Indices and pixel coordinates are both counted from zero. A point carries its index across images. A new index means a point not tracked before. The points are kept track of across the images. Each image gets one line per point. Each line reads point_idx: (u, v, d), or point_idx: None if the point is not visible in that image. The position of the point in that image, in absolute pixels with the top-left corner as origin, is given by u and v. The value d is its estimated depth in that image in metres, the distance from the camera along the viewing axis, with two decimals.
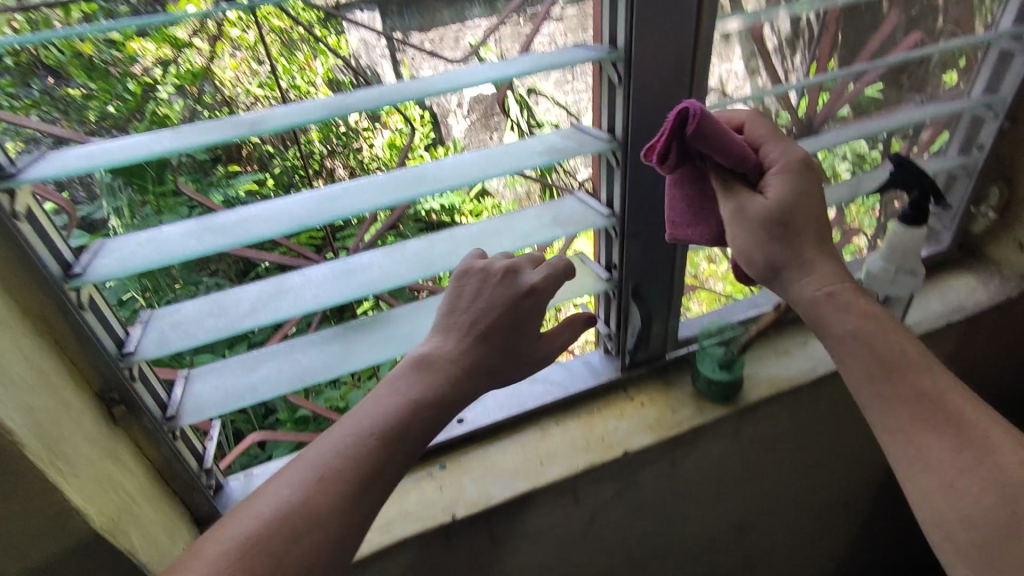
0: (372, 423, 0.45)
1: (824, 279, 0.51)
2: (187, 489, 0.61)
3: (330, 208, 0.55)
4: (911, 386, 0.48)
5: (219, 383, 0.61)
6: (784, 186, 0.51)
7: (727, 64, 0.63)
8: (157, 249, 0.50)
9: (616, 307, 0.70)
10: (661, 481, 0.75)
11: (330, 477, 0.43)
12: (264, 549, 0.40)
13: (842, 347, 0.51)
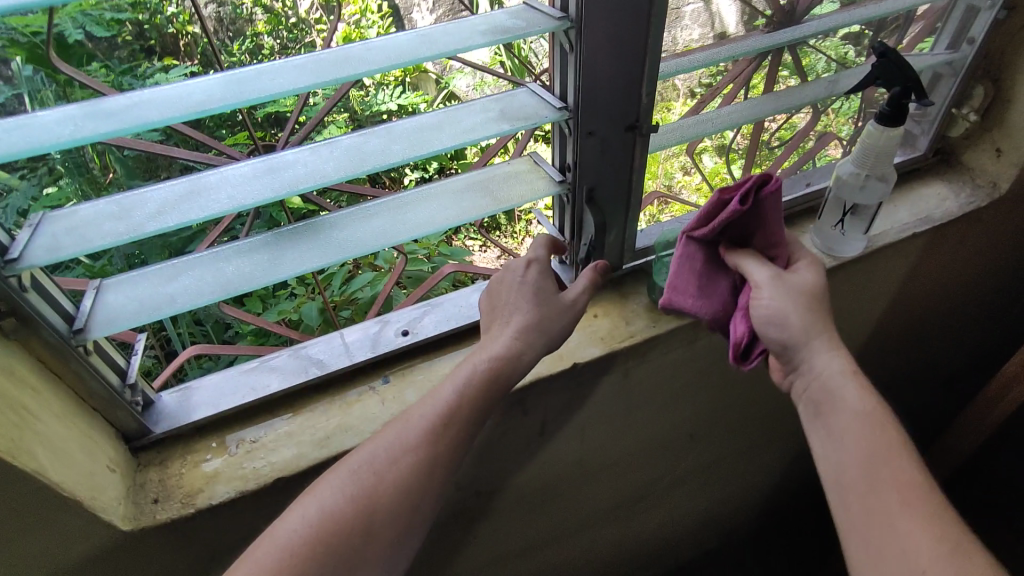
0: (430, 398, 0.55)
1: (832, 363, 0.52)
2: (107, 406, 0.57)
3: (237, 92, 0.47)
4: (881, 460, 0.48)
5: (135, 294, 0.56)
6: (811, 272, 0.56)
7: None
8: (28, 137, 0.43)
9: (571, 213, 0.66)
10: (610, 390, 0.75)
11: (395, 440, 0.54)
12: (337, 497, 0.51)
13: (821, 413, 0.51)
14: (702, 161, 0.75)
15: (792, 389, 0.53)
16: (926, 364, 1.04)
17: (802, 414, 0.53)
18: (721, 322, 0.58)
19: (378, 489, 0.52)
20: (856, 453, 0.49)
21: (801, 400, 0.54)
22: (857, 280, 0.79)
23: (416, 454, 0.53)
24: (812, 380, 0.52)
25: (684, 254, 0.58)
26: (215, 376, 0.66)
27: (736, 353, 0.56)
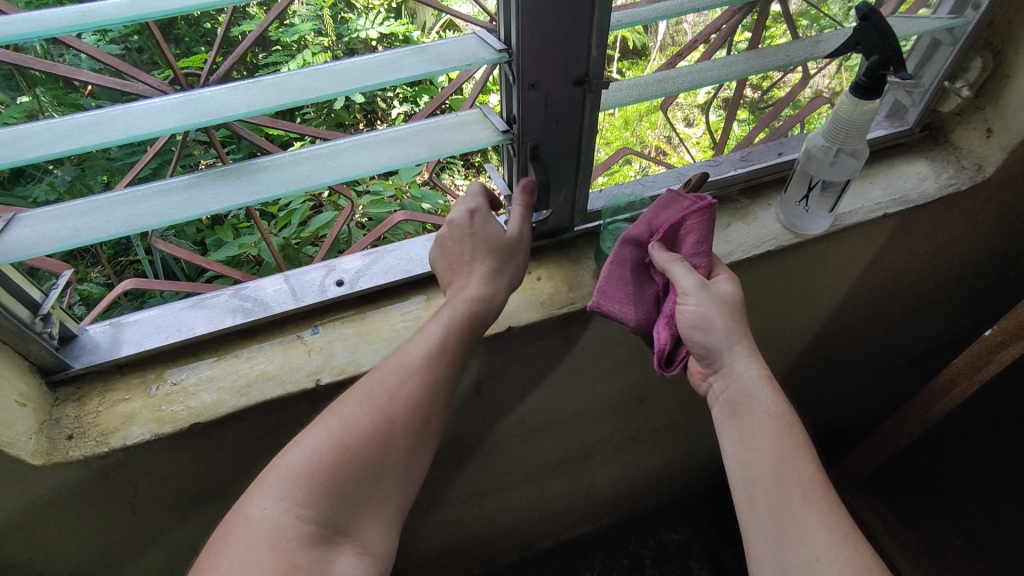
0: (416, 367, 0.53)
1: (742, 372, 0.55)
2: (18, 340, 0.55)
3: (132, 11, 0.44)
4: (785, 461, 0.52)
5: (44, 227, 0.53)
6: (729, 284, 0.58)
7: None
8: None
9: (517, 169, 0.63)
10: (551, 354, 0.74)
11: (387, 412, 0.51)
12: (319, 471, 0.48)
13: (736, 422, 0.55)
14: (706, 114, 0.73)
15: (715, 398, 0.57)
16: (893, 344, 1.03)
17: (721, 420, 0.56)
18: (647, 328, 0.60)
19: (394, 406, 0.52)
20: (764, 453, 0.53)
21: (720, 399, 0.57)
22: (820, 259, 0.76)
23: (426, 375, 0.53)
24: (731, 381, 0.56)
25: (615, 261, 0.61)
26: (145, 314, 0.64)
27: (660, 360, 0.58)
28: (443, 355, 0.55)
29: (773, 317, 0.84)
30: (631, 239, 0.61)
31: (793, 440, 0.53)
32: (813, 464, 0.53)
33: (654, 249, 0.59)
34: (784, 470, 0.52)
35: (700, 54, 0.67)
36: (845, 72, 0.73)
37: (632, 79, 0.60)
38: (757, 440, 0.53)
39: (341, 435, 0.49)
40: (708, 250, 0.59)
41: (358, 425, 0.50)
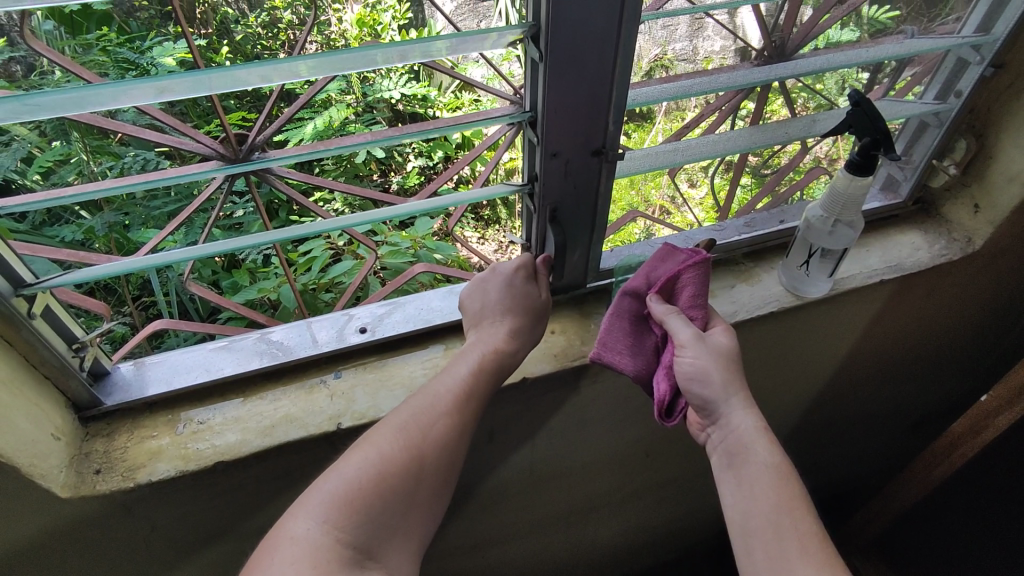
0: (432, 414, 0.56)
1: (740, 424, 0.58)
2: (58, 374, 0.58)
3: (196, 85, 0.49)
4: (785, 513, 0.54)
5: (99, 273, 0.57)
6: (724, 336, 0.61)
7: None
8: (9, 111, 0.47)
9: (535, 228, 0.68)
10: (561, 404, 0.77)
11: (406, 452, 0.54)
12: (342, 504, 0.50)
13: (735, 472, 0.57)
14: (709, 176, 0.77)
15: (714, 449, 0.59)
16: (893, 406, 1.05)
17: (721, 470, 0.58)
18: (646, 379, 0.63)
19: (424, 445, 0.54)
20: (763, 503, 0.54)
21: (718, 449, 0.59)
22: (821, 321, 0.79)
23: (455, 415, 0.56)
24: (729, 432, 0.58)
25: (616, 312, 0.64)
26: (174, 354, 0.68)
27: (660, 410, 0.60)
28: (469, 394, 0.58)
29: (776, 377, 0.87)
30: (630, 292, 0.65)
31: (790, 492, 0.55)
32: (810, 514, 0.54)
33: (653, 301, 0.62)
34: (783, 522, 0.53)
35: (706, 126, 0.71)
36: (842, 142, 0.78)
37: (641, 150, 0.66)
38: (755, 490, 0.55)
39: (366, 472, 0.52)
40: (704, 304, 0.62)
41: (380, 465, 0.52)
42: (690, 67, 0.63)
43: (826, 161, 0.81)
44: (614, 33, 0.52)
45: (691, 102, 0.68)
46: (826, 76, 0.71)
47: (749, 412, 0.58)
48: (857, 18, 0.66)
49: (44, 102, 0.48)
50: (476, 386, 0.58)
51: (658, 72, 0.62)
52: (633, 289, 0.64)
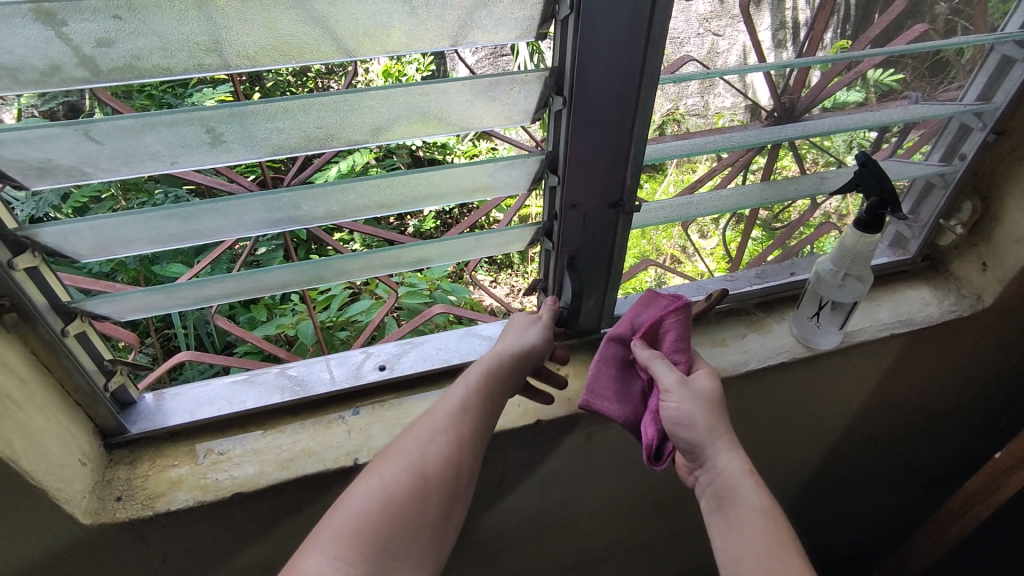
0: (441, 437, 0.56)
1: (725, 467, 0.56)
2: (89, 402, 0.60)
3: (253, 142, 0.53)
4: (777, 558, 0.51)
5: (147, 298, 0.60)
6: (708, 379, 0.61)
7: (753, 33, 0.61)
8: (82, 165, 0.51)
9: (552, 274, 0.71)
10: (574, 448, 0.78)
11: (419, 477, 0.54)
12: (357, 530, 0.51)
13: (725, 517, 0.55)
14: (720, 227, 0.80)
15: (700, 491, 0.58)
16: (905, 463, 1.04)
17: (709, 513, 0.57)
18: (635, 424, 0.64)
19: (426, 461, 0.55)
20: (752, 547, 0.52)
21: (705, 494, 0.57)
22: (832, 374, 0.80)
23: (453, 433, 0.57)
24: (715, 475, 0.56)
25: (603, 358, 0.67)
26: (196, 387, 0.70)
27: (649, 454, 0.61)
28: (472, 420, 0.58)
29: (786, 429, 0.87)
30: (616, 338, 0.67)
31: (780, 535, 0.53)
32: (802, 558, 0.52)
33: (637, 345, 0.64)
34: (772, 567, 0.51)
35: (719, 180, 0.75)
36: (851, 199, 0.82)
37: (657, 203, 0.69)
38: (744, 534, 0.53)
39: (376, 498, 0.53)
40: (687, 348, 0.64)
41: (385, 492, 0.53)
42: (701, 122, 0.66)
43: (835, 215, 0.84)
44: (634, 102, 0.57)
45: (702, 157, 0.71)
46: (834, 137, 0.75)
47: (736, 454, 0.57)
48: (860, 81, 0.70)
49: (105, 144, 0.49)
50: (472, 404, 0.59)
51: (670, 126, 0.65)
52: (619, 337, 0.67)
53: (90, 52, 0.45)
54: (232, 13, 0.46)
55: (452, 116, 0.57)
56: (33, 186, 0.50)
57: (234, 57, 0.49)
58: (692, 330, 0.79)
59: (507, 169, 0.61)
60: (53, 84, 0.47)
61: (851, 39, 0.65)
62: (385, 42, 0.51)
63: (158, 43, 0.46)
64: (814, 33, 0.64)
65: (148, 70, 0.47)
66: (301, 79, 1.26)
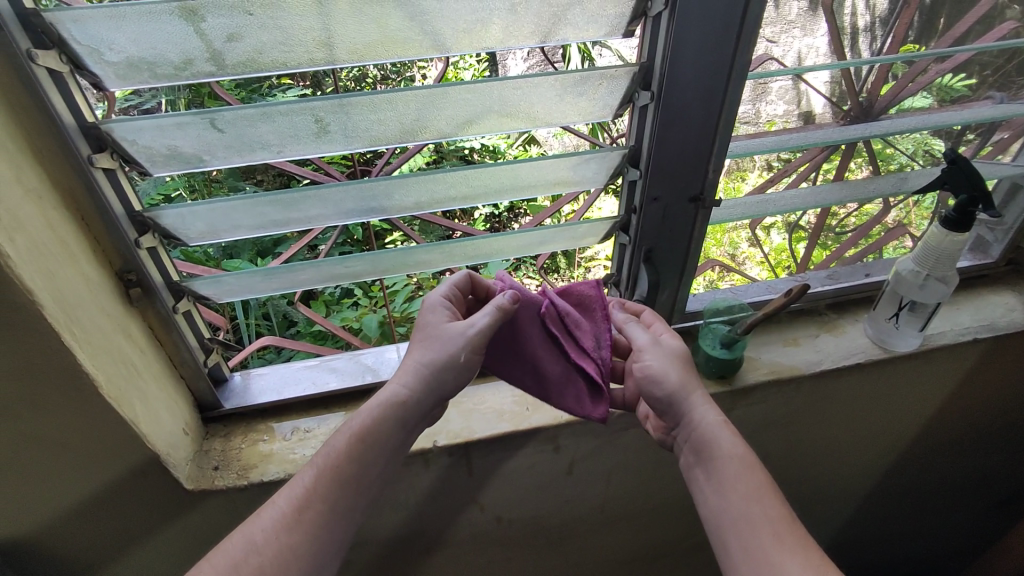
0: (305, 497, 0.53)
1: (699, 422, 0.59)
2: (192, 376, 0.65)
3: (356, 135, 0.57)
4: (750, 502, 0.54)
5: (246, 282, 0.63)
6: (672, 342, 0.63)
7: (808, 39, 0.61)
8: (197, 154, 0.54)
9: (627, 268, 0.72)
10: (643, 444, 0.79)
11: (291, 523, 0.52)
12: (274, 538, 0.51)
13: (705, 467, 0.58)
14: (768, 237, 0.80)
15: (683, 446, 0.61)
16: (976, 477, 1.00)
17: (693, 466, 0.60)
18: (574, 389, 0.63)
19: (294, 509, 0.52)
20: (733, 496, 0.55)
21: (687, 449, 0.61)
22: (908, 380, 0.79)
23: (320, 489, 0.53)
24: (693, 430, 0.60)
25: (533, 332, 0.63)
26: (281, 367, 0.73)
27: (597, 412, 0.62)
28: (338, 478, 0.54)
29: (856, 435, 0.86)
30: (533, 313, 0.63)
31: (758, 480, 0.56)
32: (779, 500, 0.55)
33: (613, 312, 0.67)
34: (752, 511, 0.54)
35: (788, 181, 0.73)
36: (914, 208, 0.80)
37: (733, 202, 0.70)
38: (725, 485, 0.56)
39: (277, 519, 0.52)
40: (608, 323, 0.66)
41: (278, 521, 0.52)
42: (751, 129, 0.66)
43: (895, 224, 0.81)
44: (722, 94, 0.58)
45: (751, 164, 0.70)
46: (895, 142, 0.73)
47: (708, 407, 0.60)
48: (931, 86, 0.69)
49: (227, 134, 0.53)
50: (336, 466, 0.54)
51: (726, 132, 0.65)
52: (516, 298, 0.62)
53: (220, 46, 0.48)
54: (347, 11, 0.49)
55: (540, 112, 0.59)
56: (155, 170, 0.54)
57: (342, 52, 0.52)
58: (762, 330, 0.79)
59: (588, 162, 0.63)
60: (184, 79, 0.50)
61: (914, 44, 0.64)
62: (482, 39, 0.54)
63: (279, 38, 0.49)
64: (896, 31, 0.63)
65: (267, 65, 0.51)
66: (359, 84, 1.30)
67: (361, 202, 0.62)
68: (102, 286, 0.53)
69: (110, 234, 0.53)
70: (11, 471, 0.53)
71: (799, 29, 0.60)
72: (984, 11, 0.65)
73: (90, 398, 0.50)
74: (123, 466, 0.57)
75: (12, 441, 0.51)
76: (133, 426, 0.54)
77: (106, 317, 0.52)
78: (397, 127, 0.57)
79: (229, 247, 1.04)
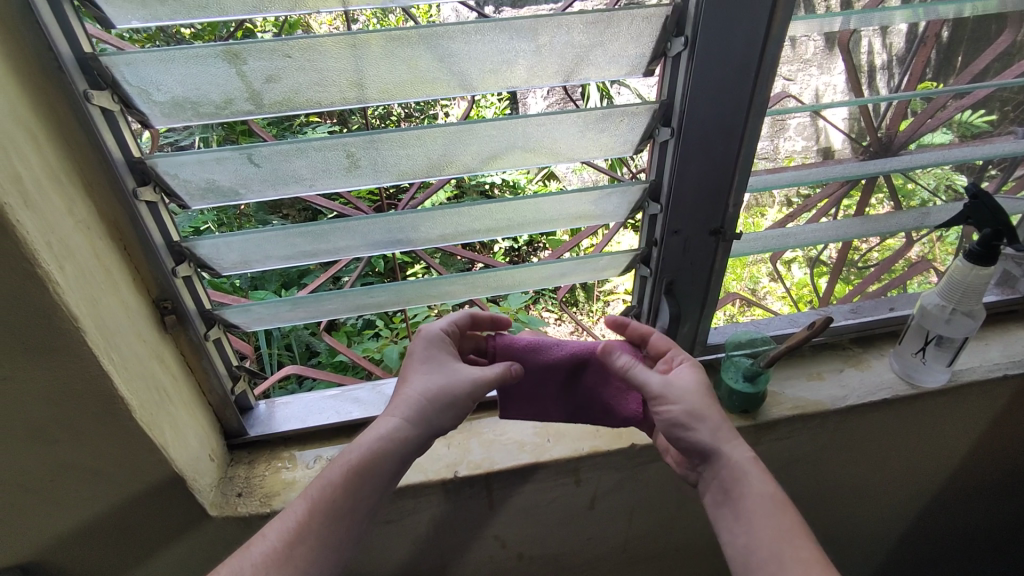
0: (295, 532, 0.52)
1: (732, 459, 0.57)
2: (220, 402, 0.66)
3: (383, 170, 0.59)
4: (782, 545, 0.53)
5: (274, 311, 0.65)
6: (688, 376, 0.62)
7: (825, 77, 0.62)
8: (231, 189, 0.57)
9: (648, 300, 0.73)
10: (666, 478, 0.78)
11: (278, 561, 0.50)
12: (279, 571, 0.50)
13: (737, 508, 0.57)
14: (790, 273, 0.79)
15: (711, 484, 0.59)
16: (1016, 521, 0.96)
17: (722, 505, 0.58)
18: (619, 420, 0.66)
19: (280, 543, 0.51)
20: (763, 537, 0.54)
21: (713, 484, 0.59)
22: (938, 417, 0.77)
23: (310, 523, 0.52)
24: (722, 466, 0.58)
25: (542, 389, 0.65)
26: (304, 396, 0.75)
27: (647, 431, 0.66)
28: (330, 511, 0.53)
29: (886, 474, 0.83)
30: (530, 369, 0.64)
31: (791, 521, 0.55)
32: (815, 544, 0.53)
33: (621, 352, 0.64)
34: (782, 552, 0.52)
35: (808, 216, 0.74)
36: (939, 243, 0.80)
37: (756, 236, 0.71)
38: (754, 523, 0.55)
39: (268, 553, 0.50)
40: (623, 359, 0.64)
41: (269, 556, 0.50)
42: (770, 164, 0.66)
43: (919, 259, 0.81)
44: (742, 129, 0.59)
45: (771, 200, 0.71)
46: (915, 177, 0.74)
47: (739, 444, 0.59)
48: (950, 121, 0.70)
49: (263, 167, 0.55)
50: (330, 501, 0.53)
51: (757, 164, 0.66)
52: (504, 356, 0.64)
53: (260, 86, 0.51)
54: (381, 54, 0.51)
55: (563, 147, 0.61)
56: (193, 204, 0.57)
57: (373, 91, 0.54)
58: (785, 364, 0.79)
59: (610, 196, 0.64)
60: (224, 117, 0.53)
61: (932, 82, 0.65)
62: (508, 78, 0.56)
63: (316, 78, 0.52)
64: (913, 68, 0.65)
65: (303, 103, 0.54)
66: (384, 121, 1.35)
67: (386, 235, 0.64)
68: (140, 314, 0.55)
69: (150, 264, 0.55)
70: (45, 495, 0.55)
71: (816, 67, 0.61)
72: (1001, 48, 0.66)
73: (125, 424, 0.51)
74: (150, 492, 0.58)
75: (48, 466, 0.52)
76: (163, 451, 0.55)
77: (142, 344, 0.54)
78: (423, 162, 0.60)
79: (256, 277, 1.07)
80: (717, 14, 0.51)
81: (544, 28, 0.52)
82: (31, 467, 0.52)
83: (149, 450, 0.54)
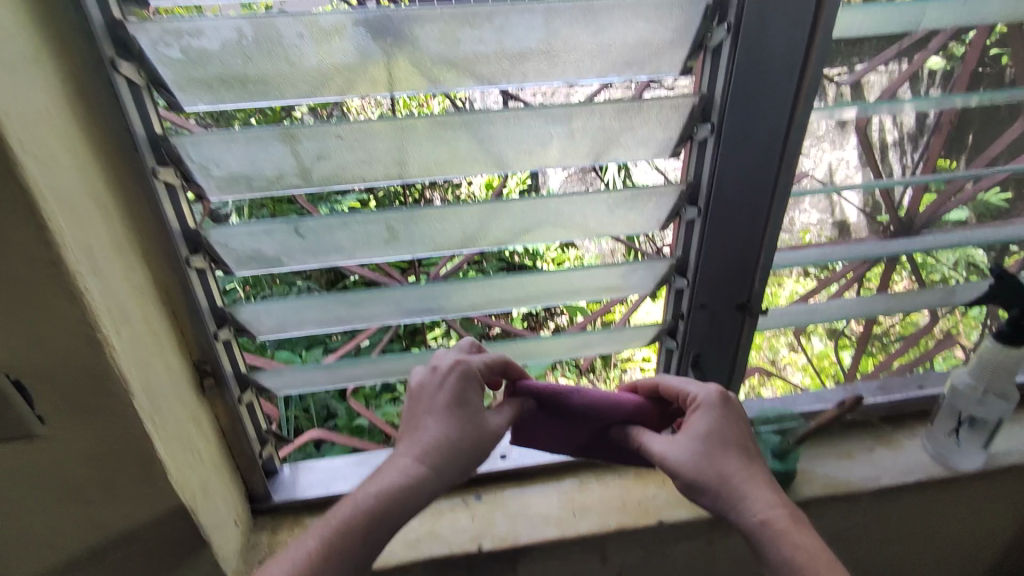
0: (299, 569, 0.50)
1: (761, 514, 0.55)
2: (248, 466, 0.66)
3: (419, 242, 0.61)
4: None
5: (307, 375, 0.66)
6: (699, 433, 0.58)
7: (837, 153, 0.65)
8: (275, 257, 0.59)
9: (675, 372, 0.73)
10: (694, 559, 0.75)
11: None
12: None
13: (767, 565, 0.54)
14: (811, 343, 0.78)
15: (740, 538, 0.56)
16: None
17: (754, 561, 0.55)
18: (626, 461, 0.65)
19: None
20: None
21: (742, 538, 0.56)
22: (977, 501, 0.75)
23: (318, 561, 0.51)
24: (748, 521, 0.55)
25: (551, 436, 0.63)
26: (328, 462, 0.74)
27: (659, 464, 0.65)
28: (338, 549, 0.52)
29: (925, 561, 0.80)
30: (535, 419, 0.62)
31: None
32: None
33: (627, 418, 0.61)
34: None
35: (828, 289, 0.74)
36: (966, 318, 0.80)
37: (782, 310, 0.72)
38: None
39: None
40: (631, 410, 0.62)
41: None
42: (789, 241, 0.68)
43: (944, 335, 0.81)
44: (767, 208, 0.61)
45: (789, 271, 0.71)
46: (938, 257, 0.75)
47: (771, 496, 0.56)
48: (969, 201, 0.72)
49: (307, 238, 0.58)
50: (337, 540, 0.52)
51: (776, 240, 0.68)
52: (522, 401, 0.61)
53: (310, 163, 0.55)
54: (425, 136, 0.55)
55: (592, 223, 0.63)
56: (237, 270, 0.59)
57: (414, 169, 0.58)
58: (815, 441, 0.78)
59: (637, 271, 0.66)
60: (274, 190, 0.57)
61: (949, 159, 0.68)
62: (541, 159, 0.59)
63: (363, 157, 0.56)
64: (929, 152, 0.68)
65: (349, 179, 0.57)
66: None
67: (418, 303, 0.65)
68: (182, 376, 0.56)
69: (194, 328, 0.57)
70: (73, 558, 0.55)
71: (828, 143, 0.64)
72: (1014, 136, 0.68)
73: (158, 487, 0.51)
74: (176, 557, 0.57)
75: (81, 528, 0.53)
76: (192, 515, 0.55)
77: (181, 406, 0.55)
78: (457, 235, 0.62)
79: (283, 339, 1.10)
80: (741, 105, 0.55)
81: (578, 115, 0.56)
82: (63, 528, 0.52)
83: (179, 514, 0.54)
